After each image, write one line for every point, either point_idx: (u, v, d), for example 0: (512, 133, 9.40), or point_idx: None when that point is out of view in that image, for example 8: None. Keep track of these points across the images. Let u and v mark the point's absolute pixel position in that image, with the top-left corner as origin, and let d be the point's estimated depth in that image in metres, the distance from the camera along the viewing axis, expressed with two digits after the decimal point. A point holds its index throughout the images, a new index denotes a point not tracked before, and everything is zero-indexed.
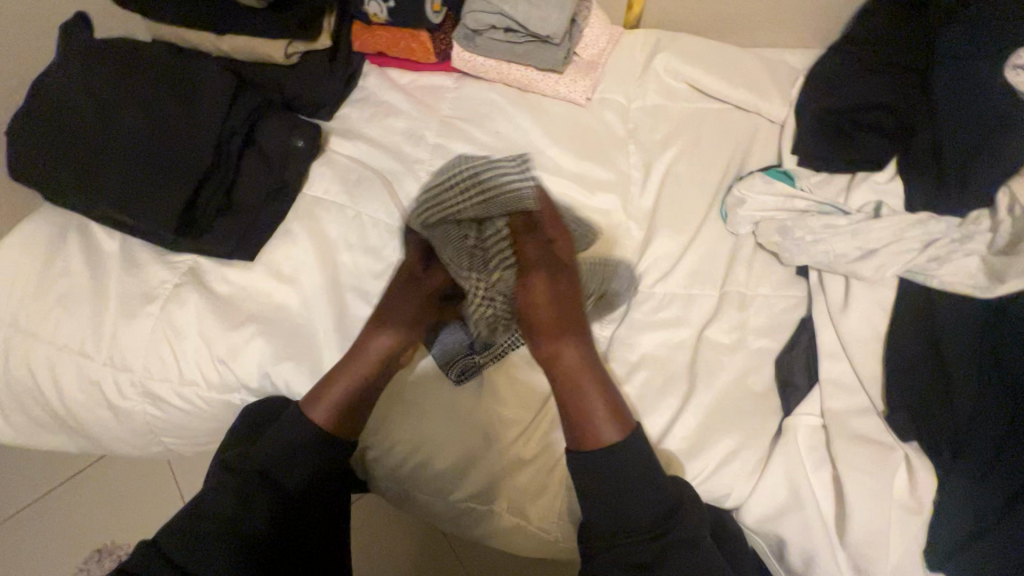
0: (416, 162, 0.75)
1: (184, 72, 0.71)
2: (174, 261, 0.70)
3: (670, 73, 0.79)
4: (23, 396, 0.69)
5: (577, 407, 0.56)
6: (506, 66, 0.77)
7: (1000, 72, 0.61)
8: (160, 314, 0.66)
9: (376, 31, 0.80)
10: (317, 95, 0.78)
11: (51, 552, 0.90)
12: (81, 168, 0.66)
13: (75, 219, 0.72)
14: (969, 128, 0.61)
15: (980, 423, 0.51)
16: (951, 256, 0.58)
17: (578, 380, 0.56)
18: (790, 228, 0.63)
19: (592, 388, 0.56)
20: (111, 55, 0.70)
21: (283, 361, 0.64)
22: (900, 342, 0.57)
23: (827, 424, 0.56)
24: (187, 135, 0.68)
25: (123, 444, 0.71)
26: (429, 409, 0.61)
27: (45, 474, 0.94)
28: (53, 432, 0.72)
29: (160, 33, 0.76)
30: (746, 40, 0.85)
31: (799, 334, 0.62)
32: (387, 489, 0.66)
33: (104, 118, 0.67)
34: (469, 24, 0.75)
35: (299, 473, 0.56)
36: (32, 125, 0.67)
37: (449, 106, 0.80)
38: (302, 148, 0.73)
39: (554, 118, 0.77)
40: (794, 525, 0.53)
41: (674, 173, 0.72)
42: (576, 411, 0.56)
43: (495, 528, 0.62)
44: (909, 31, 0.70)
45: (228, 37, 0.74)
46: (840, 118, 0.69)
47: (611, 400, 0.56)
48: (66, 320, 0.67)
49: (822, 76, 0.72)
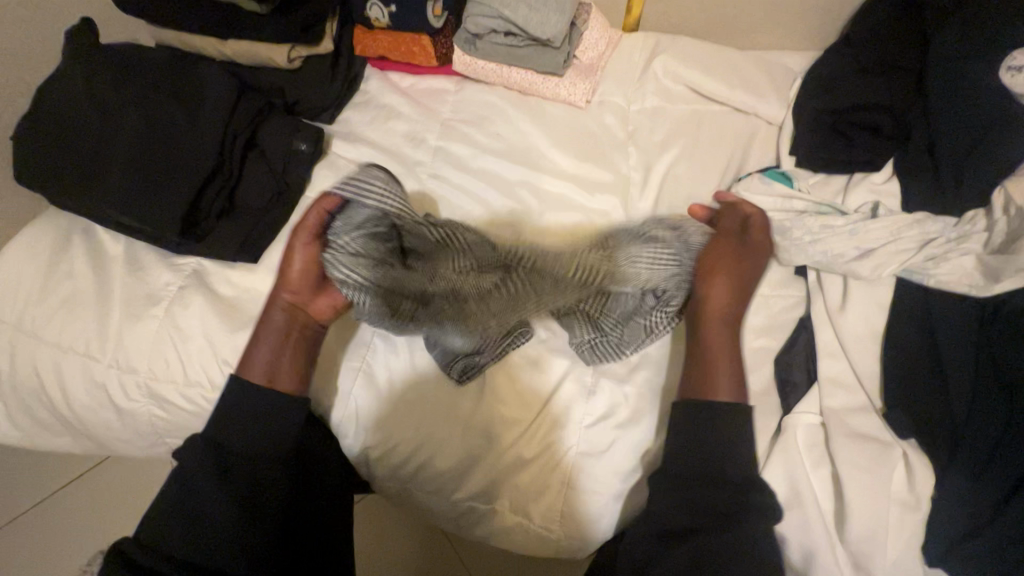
0: (417, 164, 0.76)
1: (188, 77, 0.72)
2: (178, 263, 0.70)
3: (669, 76, 0.79)
4: (29, 398, 0.69)
5: (710, 369, 0.57)
6: (507, 70, 0.78)
7: (996, 74, 0.62)
8: (164, 316, 0.67)
9: (377, 35, 0.81)
10: (319, 98, 0.79)
11: (56, 554, 0.90)
12: (86, 171, 0.66)
13: (80, 222, 0.73)
14: (961, 131, 0.63)
15: (977, 420, 0.52)
16: (948, 256, 0.58)
17: (722, 352, 0.57)
18: (788, 228, 0.63)
19: (729, 365, 0.57)
20: (115, 59, 0.71)
21: None
22: (898, 340, 0.58)
23: (826, 422, 0.57)
24: (190, 138, 0.69)
25: (127, 445, 0.72)
26: (431, 408, 0.62)
27: (51, 476, 0.95)
28: (58, 434, 0.72)
29: (165, 39, 0.77)
30: (744, 42, 0.86)
31: (798, 331, 0.62)
32: (390, 489, 0.66)
33: (108, 121, 0.68)
34: (470, 28, 0.76)
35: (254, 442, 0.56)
36: (36, 129, 0.68)
37: (450, 109, 0.81)
38: (304, 151, 0.74)
39: (554, 121, 0.78)
40: (793, 522, 0.54)
41: (673, 175, 0.73)
42: (708, 377, 0.57)
43: (498, 527, 0.62)
44: (906, 33, 0.70)
45: (232, 41, 0.74)
46: (838, 119, 0.69)
47: (736, 373, 0.57)
48: (71, 322, 0.67)
49: (820, 78, 0.73)
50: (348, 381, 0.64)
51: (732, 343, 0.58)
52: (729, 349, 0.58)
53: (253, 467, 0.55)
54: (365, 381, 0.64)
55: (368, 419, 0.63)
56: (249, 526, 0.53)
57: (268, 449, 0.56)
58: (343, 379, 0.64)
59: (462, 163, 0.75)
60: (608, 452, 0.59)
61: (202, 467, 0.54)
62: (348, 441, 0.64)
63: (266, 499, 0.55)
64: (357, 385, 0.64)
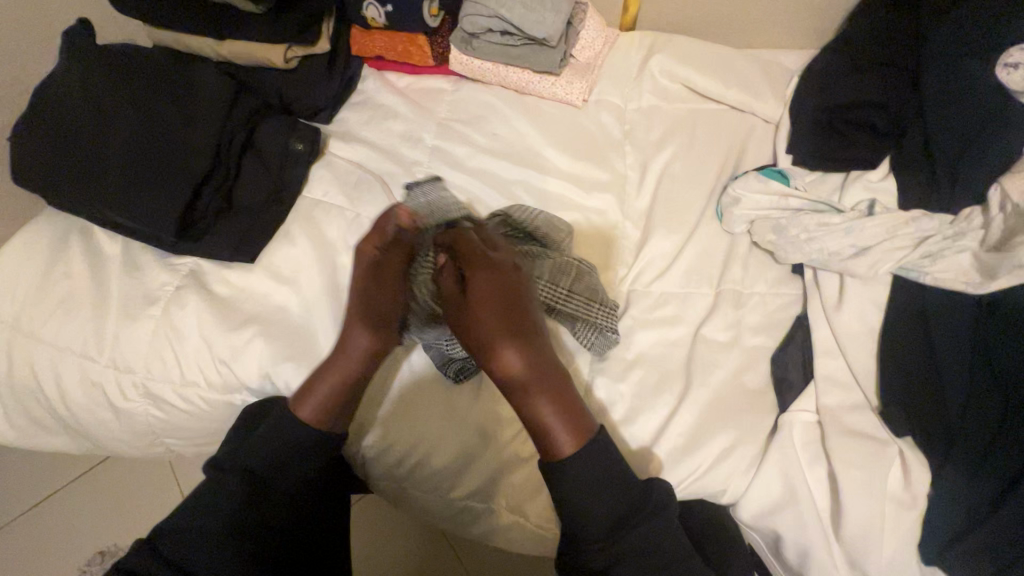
0: (414, 164, 0.76)
1: (186, 77, 0.72)
2: (175, 264, 0.70)
3: (666, 75, 0.79)
4: (26, 398, 0.69)
5: (538, 426, 0.53)
6: (503, 69, 0.78)
7: (992, 69, 0.62)
8: (161, 316, 0.67)
9: (374, 34, 0.81)
10: (316, 99, 0.79)
11: (54, 554, 0.90)
12: (81, 172, 0.66)
13: (77, 222, 0.73)
14: (960, 128, 0.62)
15: (973, 417, 0.51)
16: (944, 253, 0.58)
17: (527, 387, 0.53)
18: (784, 226, 0.63)
19: (544, 401, 0.53)
20: (113, 60, 0.71)
21: (282, 363, 0.64)
22: (894, 338, 0.58)
23: (822, 420, 0.56)
24: (186, 139, 0.69)
25: (124, 445, 0.72)
26: (428, 406, 0.62)
27: (49, 476, 0.95)
28: (56, 433, 0.72)
29: (162, 40, 0.77)
30: (741, 41, 0.86)
31: (794, 331, 0.63)
32: (387, 488, 0.66)
33: (105, 122, 0.68)
34: (466, 27, 0.75)
35: (291, 474, 0.55)
36: (33, 129, 0.68)
37: (447, 108, 0.81)
38: (300, 151, 0.74)
39: (551, 120, 0.78)
40: (788, 520, 0.54)
41: (669, 173, 0.72)
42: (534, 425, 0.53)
43: (494, 526, 0.62)
44: (902, 31, 0.70)
45: (229, 42, 0.74)
46: (833, 118, 0.69)
47: (562, 414, 0.53)
48: (68, 322, 0.67)
49: (815, 76, 0.73)
50: None
51: (533, 365, 0.53)
52: (537, 375, 0.53)
53: (282, 496, 0.55)
54: None
55: (363, 418, 0.63)
56: (257, 556, 0.52)
57: (299, 474, 0.56)
58: None
59: (458, 163, 0.75)
60: None
61: (231, 490, 0.53)
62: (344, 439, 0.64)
63: (281, 530, 0.54)
64: None
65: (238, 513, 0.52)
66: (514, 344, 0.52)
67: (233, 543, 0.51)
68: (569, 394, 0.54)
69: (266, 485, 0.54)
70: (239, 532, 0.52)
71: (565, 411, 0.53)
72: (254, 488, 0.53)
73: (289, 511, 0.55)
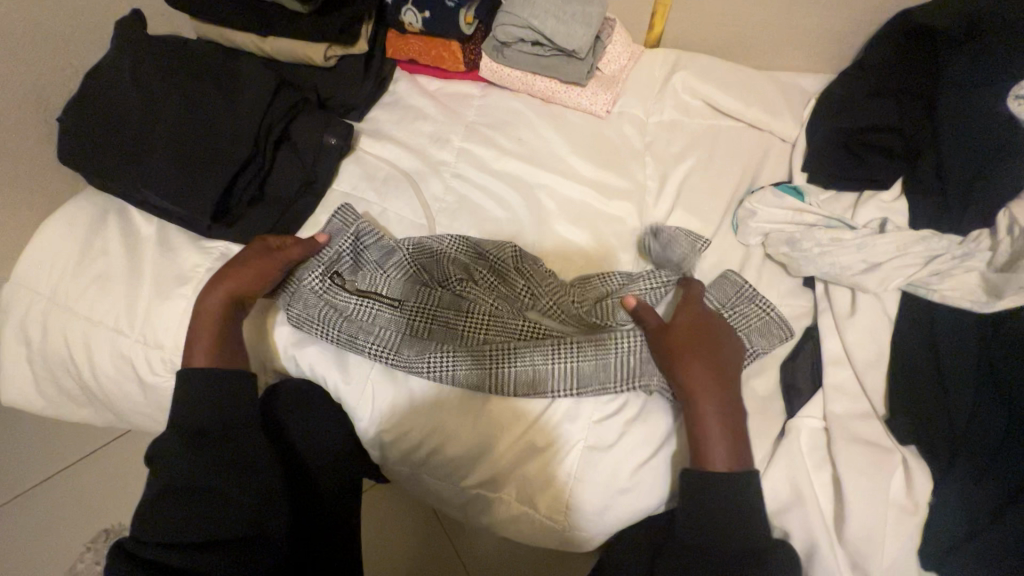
0: (442, 164, 0.79)
1: (230, 69, 0.76)
2: (206, 247, 0.73)
3: (689, 92, 0.82)
4: (58, 368, 0.72)
5: (700, 432, 0.55)
6: (532, 78, 0.81)
7: (1002, 101, 0.65)
8: (192, 295, 0.69)
9: (409, 39, 0.85)
10: (349, 98, 0.83)
11: (58, 528, 0.91)
12: (126, 153, 0.70)
13: (116, 202, 0.76)
14: (967, 152, 0.65)
15: (977, 430, 0.53)
16: (953, 272, 0.61)
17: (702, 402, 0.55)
18: (798, 240, 0.66)
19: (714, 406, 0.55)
20: (162, 50, 0.75)
21: (308, 346, 0.67)
22: (904, 351, 0.60)
23: (829, 427, 0.58)
24: (226, 126, 0.72)
25: (147, 419, 0.74)
26: (445, 397, 0.64)
27: (57, 453, 0.96)
28: (82, 405, 0.76)
29: (208, 33, 0.81)
30: (762, 64, 0.89)
31: (804, 342, 0.64)
32: (399, 472, 0.68)
33: (151, 107, 0.71)
34: (499, 36, 0.79)
35: (225, 419, 0.58)
36: (83, 112, 0.72)
37: (475, 112, 0.84)
38: (334, 145, 0.77)
39: (575, 128, 0.81)
40: (798, 522, 0.55)
41: (688, 184, 0.75)
42: (697, 428, 0.55)
43: (503, 515, 0.64)
44: (920, 58, 0.73)
45: (271, 39, 0.79)
46: (849, 138, 0.72)
47: (734, 435, 0.55)
48: (102, 296, 0.70)
49: (832, 102, 0.76)
50: (367, 368, 0.66)
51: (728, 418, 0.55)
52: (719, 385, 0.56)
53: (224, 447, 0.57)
54: (383, 368, 0.65)
55: (384, 408, 0.65)
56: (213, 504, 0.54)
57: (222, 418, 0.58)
58: (365, 364, 0.66)
59: (485, 165, 0.78)
60: (614, 447, 0.60)
61: (174, 457, 0.55)
62: (361, 425, 0.66)
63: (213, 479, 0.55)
64: (377, 371, 0.65)
65: (183, 467, 0.55)
66: (707, 399, 0.55)
67: (191, 488, 0.54)
68: (736, 427, 0.55)
69: (205, 431, 0.57)
70: (188, 475, 0.55)
71: (729, 432, 0.54)
72: (193, 439, 0.57)
73: (218, 452, 0.57)
